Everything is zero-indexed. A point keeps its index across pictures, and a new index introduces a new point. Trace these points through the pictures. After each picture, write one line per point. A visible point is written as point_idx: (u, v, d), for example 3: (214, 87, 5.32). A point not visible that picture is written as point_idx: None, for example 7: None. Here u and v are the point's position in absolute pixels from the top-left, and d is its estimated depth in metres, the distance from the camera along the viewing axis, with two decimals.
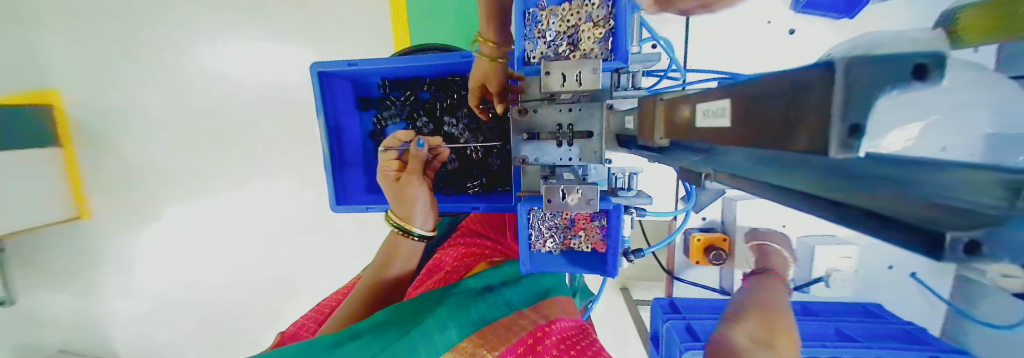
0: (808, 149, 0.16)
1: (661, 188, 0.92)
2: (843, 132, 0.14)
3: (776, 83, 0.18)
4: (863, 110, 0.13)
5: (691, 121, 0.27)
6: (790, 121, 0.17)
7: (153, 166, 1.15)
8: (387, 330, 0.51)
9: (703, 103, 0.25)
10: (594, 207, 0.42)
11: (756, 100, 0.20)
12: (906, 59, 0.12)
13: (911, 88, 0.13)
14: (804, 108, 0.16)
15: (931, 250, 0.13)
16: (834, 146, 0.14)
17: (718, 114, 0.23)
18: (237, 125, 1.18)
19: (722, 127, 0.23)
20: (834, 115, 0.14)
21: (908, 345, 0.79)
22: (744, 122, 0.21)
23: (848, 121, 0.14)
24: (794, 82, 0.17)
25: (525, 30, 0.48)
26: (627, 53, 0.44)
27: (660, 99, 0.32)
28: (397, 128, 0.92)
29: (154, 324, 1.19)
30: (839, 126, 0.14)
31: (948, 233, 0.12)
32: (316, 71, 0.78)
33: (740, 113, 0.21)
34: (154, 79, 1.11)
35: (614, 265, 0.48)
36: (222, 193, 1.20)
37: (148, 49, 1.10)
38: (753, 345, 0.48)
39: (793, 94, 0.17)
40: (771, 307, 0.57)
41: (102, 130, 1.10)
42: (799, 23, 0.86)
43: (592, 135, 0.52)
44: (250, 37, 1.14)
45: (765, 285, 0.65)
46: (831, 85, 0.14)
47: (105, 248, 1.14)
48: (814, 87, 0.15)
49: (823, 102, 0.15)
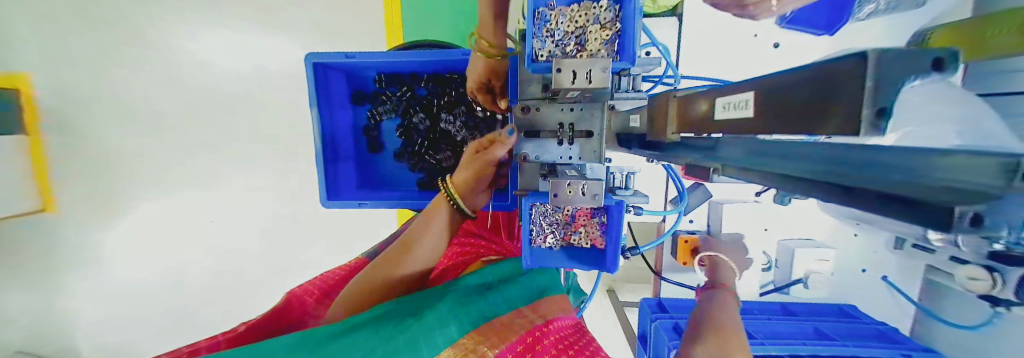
0: (840, 132, 0.17)
1: (653, 191, 0.94)
2: (870, 117, 0.15)
3: (801, 76, 0.19)
4: (889, 96, 0.14)
5: (707, 115, 0.28)
6: (814, 110, 0.18)
7: (124, 156, 1.08)
8: (385, 326, 0.50)
9: (723, 97, 0.27)
10: (598, 202, 0.43)
11: (779, 93, 0.21)
12: (935, 51, 0.13)
13: (935, 78, 0.14)
14: (828, 97, 0.17)
15: (938, 223, 0.14)
16: (864, 128, 0.15)
17: (738, 107, 0.25)
18: (221, 117, 1.14)
19: (743, 118, 0.24)
20: (861, 101, 0.15)
21: (881, 344, 0.84)
22: (769, 114, 0.22)
23: (875, 107, 0.15)
24: (817, 74, 0.18)
25: (534, 28, 0.48)
26: (634, 55, 0.46)
27: (673, 96, 0.33)
28: (391, 123, 0.91)
29: (122, 325, 1.12)
30: (865, 111, 0.15)
31: (956, 208, 0.13)
32: (310, 62, 0.77)
33: (762, 105, 0.23)
34: (134, 67, 1.07)
35: (613, 261, 0.49)
36: (203, 187, 1.16)
37: (124, 35, 1.05)
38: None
39: (817, 85, 0.18)
40: (722, 319, 0.62)
41: (62, 116, 1.02)
42: (785, 37, 0.90)
43: (592, 134, 0.54)
44: (239, 28, 1.11)
45: (718, 298, 0.70)
46: (857, 74, 0.15)
47: (57, 245, 1.04)
48: (840, 78, 0.16)
49: (851, 89, 0.16)
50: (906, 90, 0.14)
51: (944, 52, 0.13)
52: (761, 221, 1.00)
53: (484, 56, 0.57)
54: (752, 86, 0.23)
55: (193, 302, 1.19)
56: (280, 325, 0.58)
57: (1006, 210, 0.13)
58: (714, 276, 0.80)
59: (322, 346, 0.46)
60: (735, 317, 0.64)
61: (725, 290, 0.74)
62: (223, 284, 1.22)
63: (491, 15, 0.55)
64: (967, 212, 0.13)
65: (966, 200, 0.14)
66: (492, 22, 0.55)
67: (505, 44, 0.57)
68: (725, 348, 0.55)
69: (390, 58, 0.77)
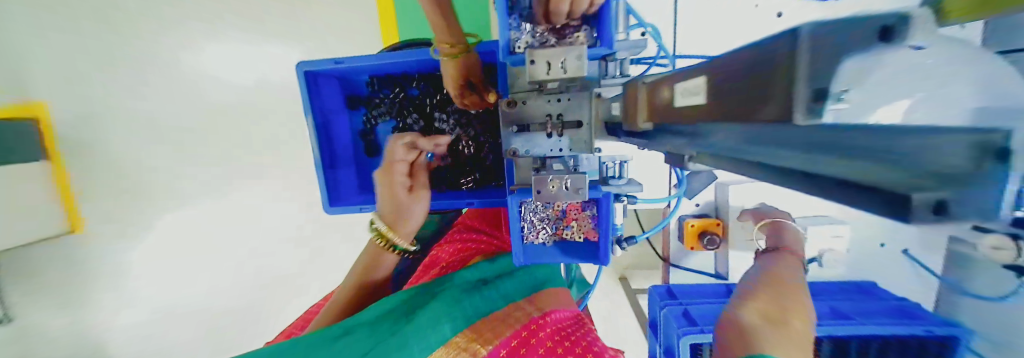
0: (776, 119, 0.16)
1: (653, 176, 0.93)
2: (808, 98, 0.14)
3: (748, 55, 0.18)
4: (827, 76, 0.13)
5: (671, 102, 0.27)
6: (759, 94, 0.17)
7: (138, 174, 1.13)
8: (378, 328, 0.51)
9: (683, 83, 0.26)
10: (583, 196, 0.42)
11: (728, 76, 0.20)
12: (876, 19, 0.12)
13: (881, 51, 0.12)
14: (768, 79, 0.16)
15: (898, 211, 0.14)
16: (800, 111, 0.14)
17: (694, 93, 0.24)
18: (221, 129, 1.16)
19: (698, 104, 0.23)
20: (801, 80, 0.14)
21: (899, 321, 0.80)
22: (718, 99, 0.21)
23: (813, 88, 0.14)
24: (762, 53, 0.17)
25: (510, 20, 0.48)
26: (612, 39, 0.44)
27: (643, 83, 0.32)
28: (387, 126, 0.92)
29: (153, 333, 1.19)
30: (805, 92, 0.14)
31: (914, 197, 0.13)
32: (302, 70, 0.77)
33: (715, 89, 0.21)
34: (139, 87, 1.10)
35: (606, 253, 0.47)
36: (209, 199, 1.18)
37: (128, 56, 1.08)
38: (763, 322, 0.53)
39: (762, 68, 0.17)
40: (787, 283, 0.61)
41: (84, 139, 1.07)
42: (786, 5, 0.86)
43: (581, 125, 0.52)
44: (232, 38, 1.11)
45: (780, 260, 0.68)
46: (797, 52, 0.14)
47: (97, 259, 1.13)
48: (782, 59, 0.15)
49: (789, 70, 0.15)
50: (850, 66, 0.13)
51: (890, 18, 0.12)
52: (771, 199, 0.97)
53: (447, 57, 0.56)
54: (707, 70, 0.22)
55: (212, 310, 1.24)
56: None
57: (977, 196, 0.12)
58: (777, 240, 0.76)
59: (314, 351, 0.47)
60: (798, 280, 0.63)
61: (787, 252, 0.71)
62: (238, 293, 1.25)
63: (439, 15, 0.53)
64: (920, 199, 0.13)
65: (936, 185, 0.13)
66: (442, 25, 0.54)
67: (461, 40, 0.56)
68: (782, 315, 0.55)
69: (377, 60, 0.76)
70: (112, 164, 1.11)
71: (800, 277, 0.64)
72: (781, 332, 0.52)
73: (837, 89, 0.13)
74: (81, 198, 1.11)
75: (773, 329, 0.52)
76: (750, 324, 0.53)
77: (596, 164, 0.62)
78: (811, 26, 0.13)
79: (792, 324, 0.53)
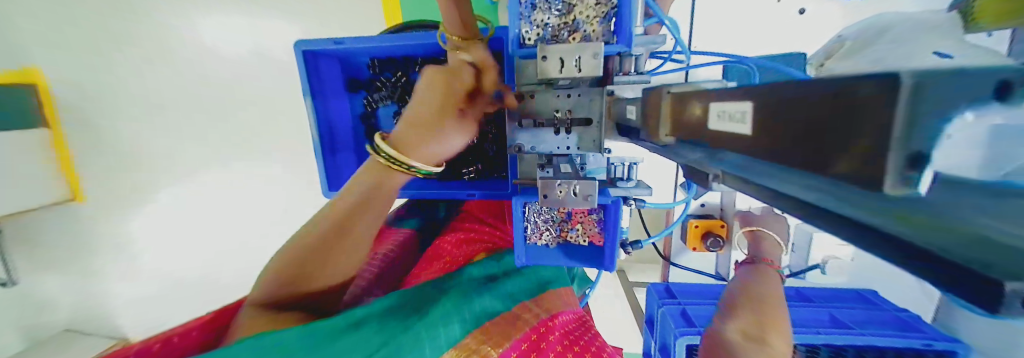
0: (850, 176, 0.13)
1: (661, 175, 0.90)
2: (900, 165, 0.11)
3: (811, 89, 0.15)
4: (928, 139, 0.11)
5: (701, 122, 0.24)
6: (829, 143, 0.14)
7: (136, 149, 1.14)
8: (389, 321, 0.48)
9: (720, 102, 0.22)
10: (591, 203, 0.40)
11: (784, 109, 0.17)
12: (993, 69, 0.10)
13: (995, 107, 0.11)
14: (847, 123, 0.13)
15: (985, 302, 0.12)
16: (888, 184, 0.12)
17: (738, 121, 0.20)
18: (215, 106, 1.13)
19: (742, 135, 0.20)
20: (894, 140, 0.11)
21: (901, 333, 0.79)
22: (767, 133, 0.18)
23: (909, 150, 0.11)
24: (839, 94, 0.14)
25: (521, 9, 0.44)
26: (631, 36, 0.41)
27: (666, 93, 0.28)
28: (387, 110, 0.88)
29: (160, 301, 1.29)
30: (897, 158, 0.11)
31: (1008, 285, 0.11)
32: (300, 50, 0.74)
33: (767, 123, 0.18)
34: (139, 58, 1.08)
35: (611, 259, 0.46)
36: (208, 176, 1.19)
37: (119, 25, 1.05)
38: (744, 340, 0.54)
39: (839, 116, 0.14)
40: (766, 298, 0.63)
41: (84, 111, 1.09)
42: (810, 2, 0.82)
43: (591, 122, 0.50)
44: (230, 10, 1.07)
45: (759, 274, 0.70)
46: (882, 99, 0.12)
47: (100, 227, 1.18)
48: (869, 98, 0.12)
49: (876, 126, 0.12)
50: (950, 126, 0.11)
51: (1010, 73, 0.10)
52: None
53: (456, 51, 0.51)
54: (756, 96, 0.19)
55: (217, 281, 1.29)
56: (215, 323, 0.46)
57: None
58: (756, 250, 0.80)
59: (324, 346, 0.41)
60: (776, 293, 0.65)
61: (767, 265, 0.74)
62: (240, 267, 1.29)
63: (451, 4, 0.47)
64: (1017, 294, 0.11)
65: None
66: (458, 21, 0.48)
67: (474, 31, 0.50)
68: (761, 332, 0.56)
69: (380, 43, 0.73)
70: (116, 136, 1.12)
71: (773, 290, 0.66)
72: (762, 348, 0.52)
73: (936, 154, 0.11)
74: (82, 170, 1.14)
75: (754, 346, 0.53)
76: (732, 343, 0.54)
77: (603, 163, 0.60)
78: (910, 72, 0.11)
79: (773, 341, 0.54)
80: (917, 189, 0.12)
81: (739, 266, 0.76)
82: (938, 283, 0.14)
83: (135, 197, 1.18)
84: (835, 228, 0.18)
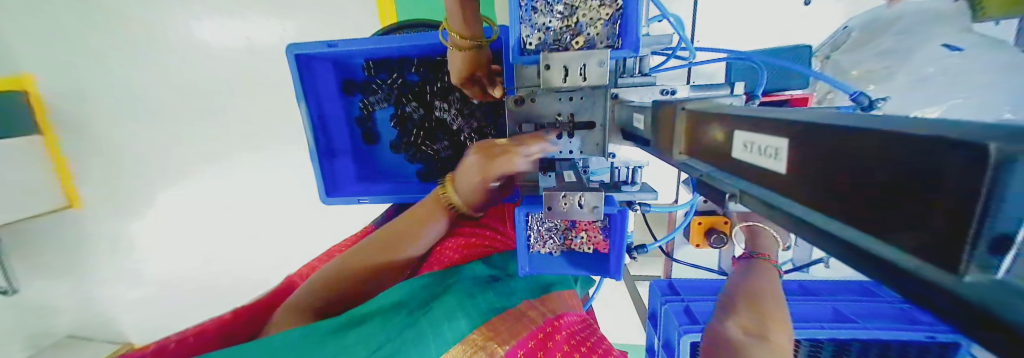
0: (926, 243, 0.12)
1: (665, 173, 0.89)
2: (978, 243, 0.11)
3: (867, 138, 0.14)
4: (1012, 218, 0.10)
5: (722, 148, 0.22)
6: (888, 202, 0.13)
7: (131, 155, 1.14)
8: (392, 320, 0.47)
9: (744, 131, 0.20)
10: (597, 215, 0.39)
11: (833, 156, 0.15)
12: None
13: None
14: (915, 183, 0.12)
15: None
16: (966, 257, 0.11)
17: (767, 156, 0.18)
18: (202, 109, 1.10)
19: (774, 173, 0.18)
20: (979, 219, 0.10)
21: (905, 325, 0.78)
22: (813, 174, 0.16)
23: (986, 228, 0.10)
24: (902, 150, 0.12)
25: (521, 12, 0.43)
26: (637, 41, 0.40)
27: (680, 109, 0.26)
28: (386, 113, 0.86)
29: (160, 304, 1.30)
30: (978, 237, 0.10)
31: None
32: (293, 53, 0.72)
33: (803, 165, 0.17)
34: (126, 63, 1.06)
35: (617, 266, 0.45)
36: (201, 182, 1.17)
37: (103, 29, 1.03)
38: (744, 337, 0.53)
39: (901, 171, 0.13)
40: (766, 290, 0.62)
41: (81, 118, 1.11)
42: None
43: (595, 125, 0.48)
44: (213, 8, 1.02)
45: (759, 267, 0.68)
46: (964, 176, 0.10)
47: (101, 231, 1.20)
48: (947, 169, 0.11)
49: (955, 197, 0.11)
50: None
51: None
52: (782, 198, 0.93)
53: (458, 49, 0.52)
54: (795, 135, 0.17)
55: (217, 285, 1.29)
56: (234, 334, 0.46)
57: None
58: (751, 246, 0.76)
59: (326, 344, 0.42)
60: (776, 286, 0.64)
61: (762, 260, 0.71)
62: (239, 272, 1.28)
63: (457, 7, 0.48)
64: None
65: None
66: (460, 14, 0.49)
67: (478, 35, 0.52)
68: (762, 328, 0.54)
69: (372, 44, 0.71)
70: (114, 143, 1.13)
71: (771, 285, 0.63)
72: (764, 347, 0.51)
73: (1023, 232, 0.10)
74: (79, 175, 1.16)
75: (754, 343, 0.52)
76: (733, 342, 0.53)
77: (606, 164, 0.58)
78: (1001, 142, 0.10)
79: (774, 337, 0.53)
80: (995, 263, 0.11)
81: (738, 260, 0.74)
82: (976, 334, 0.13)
83: (132, 202, 1.18)
84: (845, 256, 0.16)
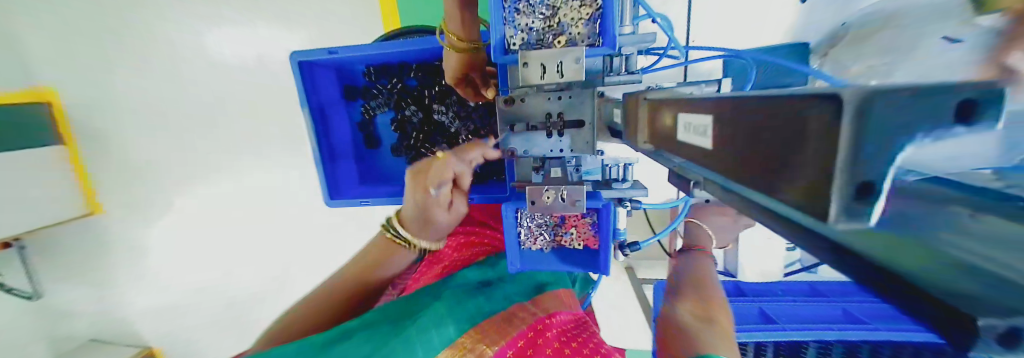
0: (804, 203, 0.13)
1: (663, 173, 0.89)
2: (847, 194, 0.11)
3: (772, 105, 0.14)
4: (875, 164, 0.10)
5: (672, 131, 0.22)
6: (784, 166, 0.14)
7: (145, 162, 1.18)
8: (381, 327, 0.48)
9: (689, 112, 0.21)
10: (580, 208, 0.39)
11: (747, 127, 0.16)
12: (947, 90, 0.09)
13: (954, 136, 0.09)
14: (796, 139, 0.13)
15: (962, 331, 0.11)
16: (835, 211, 0.11)
17: (700, 134, 0.19)
18: (212, 117, 1.14)
19: (705, 149, 0.19)
20: (840, 164, 0.11)
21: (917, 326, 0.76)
22: (731, 144, 0.17)
23: (855, 179, 0.11)
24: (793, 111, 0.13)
25: (505, 14, 0.45)
26: (614, 39, 0.41)
27: (642, 99, 0.26)
28: (386, 117, 0.89)
29: (173, 308, 1.34)
30: (842, 185, 0.11)
31: (982, 318, 0.10)
32: (297, 61, 0.75)
33: (724, 138, 0.17)
34: (141, 75, 1.11)
35: (605, 262, 0.45)
36: (211, 188, 1.21)
37: (120, 43, 1.08)
38: (696, 324, 0.53)
39: (793, 132, 0.13)
40: (707, 281, 0.63)
41: (100, 128, 1.16)
42: None
43: (584, 124, 0.47)
44: (223, 21, 1.07)
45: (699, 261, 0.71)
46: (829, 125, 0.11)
47: (117, 237, 1.25)
48: (816, 121, 0.12)
49: (824, 148, 0.11)
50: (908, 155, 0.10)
51: (975, 91, 0.08)
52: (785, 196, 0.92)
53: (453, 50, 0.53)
54: (718, 110, 0.17)
55: (226, 289, 1.32)
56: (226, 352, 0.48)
57: None
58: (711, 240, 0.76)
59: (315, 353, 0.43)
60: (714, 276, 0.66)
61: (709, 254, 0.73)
62: (248, 275, 1.31)
63: (454, 9, 0.50)
64: (988, 329, 0.10)
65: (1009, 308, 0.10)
66: (456, 16, 0.50)
67: (471, 36, 0.53)
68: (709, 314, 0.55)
69: (369, 50, 0.73)
70: (131, 151, 1.18)
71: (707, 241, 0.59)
72: (714, 331, 0.51)
73: (889, 179, 0.10)
74: (98, 183, 1.21)
75: (705, 329, 0.52)
76: (686, 328, 0.53)
77: (598, 163, 0.58)
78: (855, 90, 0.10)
79: (721, 321, 0.53)
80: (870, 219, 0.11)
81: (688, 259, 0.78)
82: (922, 306, 0.13)
83: (145, 208, 1.22)
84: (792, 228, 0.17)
